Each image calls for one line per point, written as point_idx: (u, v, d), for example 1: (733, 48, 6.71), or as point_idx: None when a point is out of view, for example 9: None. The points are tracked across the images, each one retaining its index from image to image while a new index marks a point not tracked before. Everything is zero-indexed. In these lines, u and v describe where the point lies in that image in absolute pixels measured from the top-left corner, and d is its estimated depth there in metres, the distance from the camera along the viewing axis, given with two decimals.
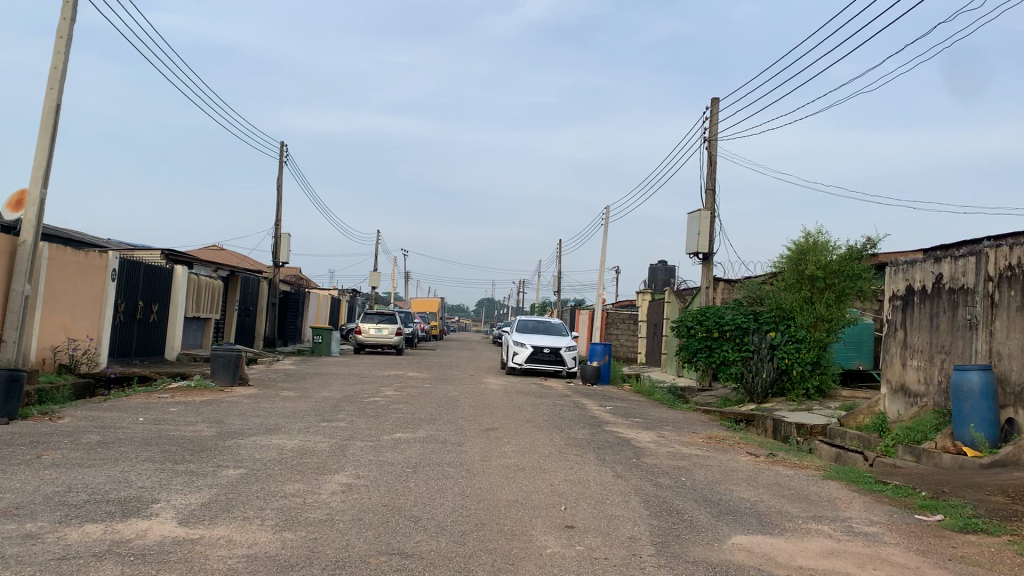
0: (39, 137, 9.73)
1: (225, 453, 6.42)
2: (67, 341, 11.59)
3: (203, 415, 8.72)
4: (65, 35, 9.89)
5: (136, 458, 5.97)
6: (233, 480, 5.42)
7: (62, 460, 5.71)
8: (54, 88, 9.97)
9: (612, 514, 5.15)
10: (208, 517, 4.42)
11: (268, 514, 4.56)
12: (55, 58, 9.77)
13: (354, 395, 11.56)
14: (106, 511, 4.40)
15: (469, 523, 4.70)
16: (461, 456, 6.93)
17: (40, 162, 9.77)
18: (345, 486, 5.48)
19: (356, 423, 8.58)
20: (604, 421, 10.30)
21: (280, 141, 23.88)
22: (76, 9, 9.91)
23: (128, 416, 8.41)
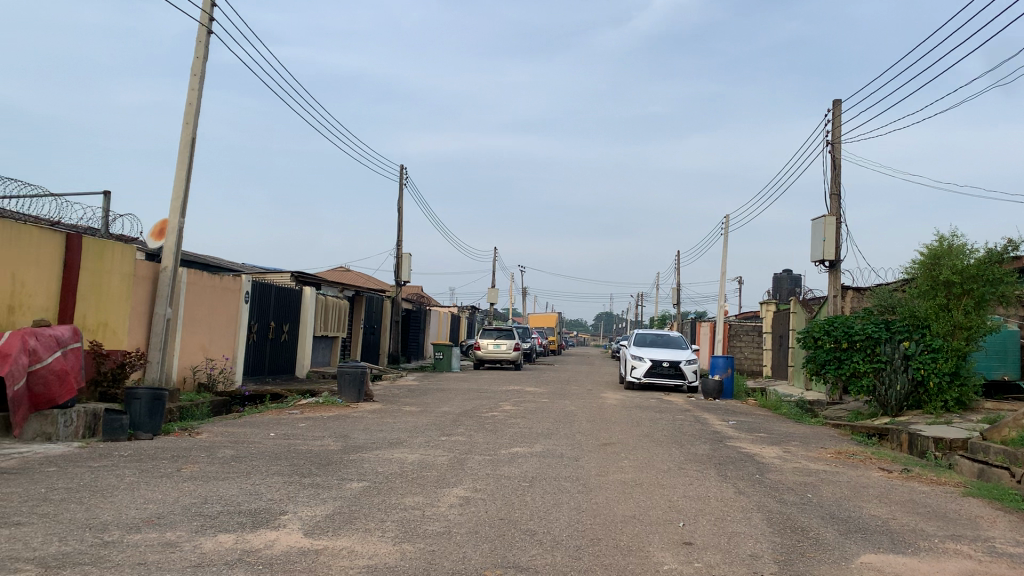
0: (177, 169, 10.38)
1: (350, 467, 6.63)
2: (205, 361, 12.28)
3: (329, 430, 9.05)
4: (198, 73, 10.54)
5: (267, 472, 6.25)
6: (356, 492, 5.60)
7: (200, 473, 6.05)
8: (189, 123, 10.62)
9: (733, 531, 5.01)
10: (332, 528, 4.58)
11: (388, 526, 4.68)
12: (190, 94, 10.41)
13: (472, 410, 11.74)
14: (237, 521, 4.63)
15: (585, 538, 4.68)
16: (578, 471, 6.91)
17: (178, 194, 10.41)
18: (462, 499, 5.55)
19: (474, 438, 8.69)
20: (727, 436, 10.03)
21: (400, 166, 24.66)
22: (208, 48, 10.54)
23: (260, 431, 8.82)
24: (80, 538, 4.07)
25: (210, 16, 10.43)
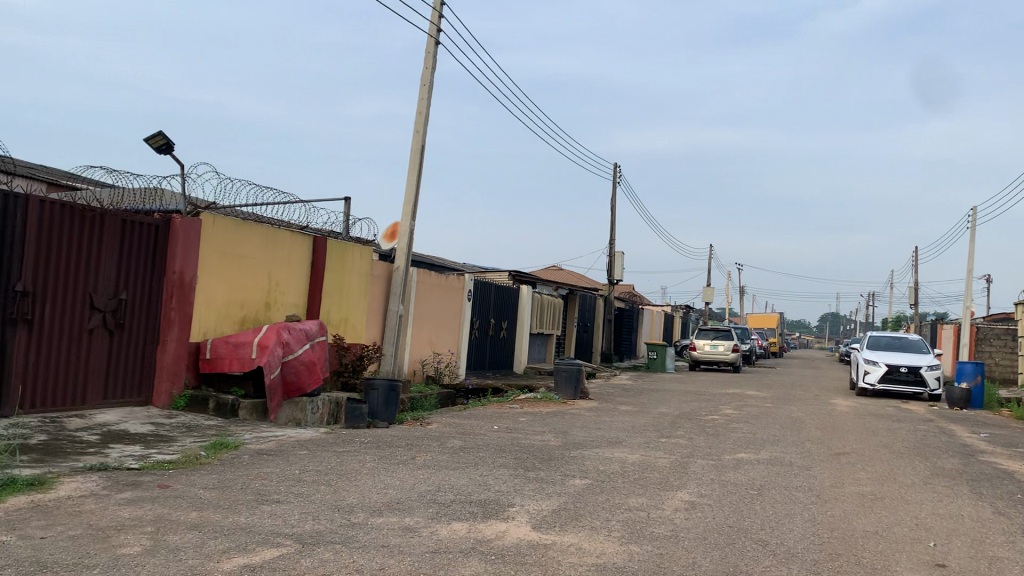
0: (408, 174, 10.98)
1: (572, 463, 6.70)
2: (432, 355, 12.94)
3: (550, 426, 9.20)
4: (427, 82, 11.09)
5: (494, 464, 6.44)
6: (580, 489, 5.64)
7: (432, 462, 6.35)
8: (419, 130, 11.20)
9: (994, 556, 4.52)
10: (559, 523, 4.63)
11: (614, 525, 4.67)
12: (420, 103, 10.97)
13: (691, 412, 11.49)
14: (469, 511, 4.80)
15: (823, 552, 4.41)
16: (809, 480, 6.55)
17: (409, 197, 11.01)
18: (688, 503, 5.43)
19: (695, 440, 8.49)
20: (978, 450, 9.12)
21: (616, 165, 24.66)
22: (436, 58, 11.06)
23: (485, 424, 9.13)
24: (330, 518, 4.39)
25: (437, 27, 10.92)
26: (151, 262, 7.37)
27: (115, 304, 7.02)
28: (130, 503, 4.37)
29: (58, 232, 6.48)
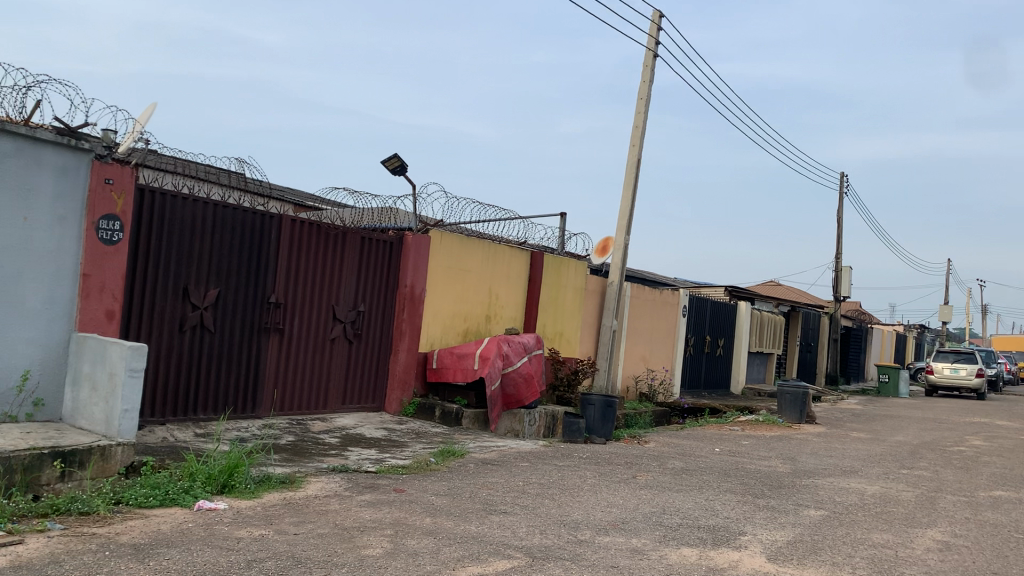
0: (624, 189, 10.91)
1: (804, 492, 6.29)
2: (646, 372, 12.79)
3: (774, 450, 8.74)
4: (645, 96, 10.97)
5: (719, 488, 6.19)
6: (816, 521, 5.27)
7: (654, 482, 6.20)
8: (636, 144, 11.10)
9: None
10: (797, 556, 4.34)
11: (859, 563, 4.30)
12: (637, 117, 10.88)
13: (933, 441, 10.50)
14: (698, 536, 4.61)
15: None
16: None
17: (625, 212, 10.93)
18: (942, 544, 4.92)
19: (942, 474, 7.73)
20: None
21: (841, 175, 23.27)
22: (653, 71, 10.92)
23: (705, 445, 8.84)
24: (557, 534, 4.37)
25: (656, 40, 10.80)
26: (385, 276, 7.79)
27: (354, 315, 7.47)
28: (371, 506, 4.59)
29: (307, 249, 6.98)
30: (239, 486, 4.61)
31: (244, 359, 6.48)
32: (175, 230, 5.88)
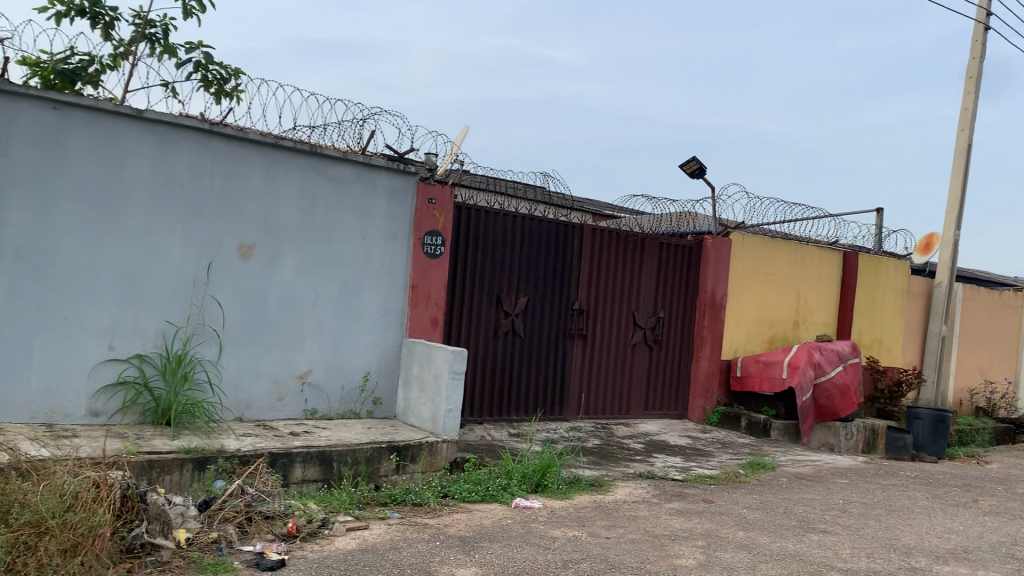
0: (952, 180, 9.83)
1: None
2: (983, 383, 11.41)
3: None
4: (975, 73, 9.81)
5: None
6: None
7: (1000, 508, 5.47)
8: (965, 129, 9.96)
9: None
10: None
11: None
12: (966, 99, 9.76)
13: None
14: None
15: None
16: None
17: (954, 206, 9.84)
18: None
19: None
20: None
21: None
22: (985, 45, 9.74)
23: None
24: (887, 558, 4.00)
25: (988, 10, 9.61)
26: (686, 281, 7.69)
27: (655, 321, 7.45)
28: (681, 514, 4.52)
29: (608, 256, 7.08)
30: (552, 487, 4.77)
31: (551, 364, 6.72)
32: (488, 242, 6.25)
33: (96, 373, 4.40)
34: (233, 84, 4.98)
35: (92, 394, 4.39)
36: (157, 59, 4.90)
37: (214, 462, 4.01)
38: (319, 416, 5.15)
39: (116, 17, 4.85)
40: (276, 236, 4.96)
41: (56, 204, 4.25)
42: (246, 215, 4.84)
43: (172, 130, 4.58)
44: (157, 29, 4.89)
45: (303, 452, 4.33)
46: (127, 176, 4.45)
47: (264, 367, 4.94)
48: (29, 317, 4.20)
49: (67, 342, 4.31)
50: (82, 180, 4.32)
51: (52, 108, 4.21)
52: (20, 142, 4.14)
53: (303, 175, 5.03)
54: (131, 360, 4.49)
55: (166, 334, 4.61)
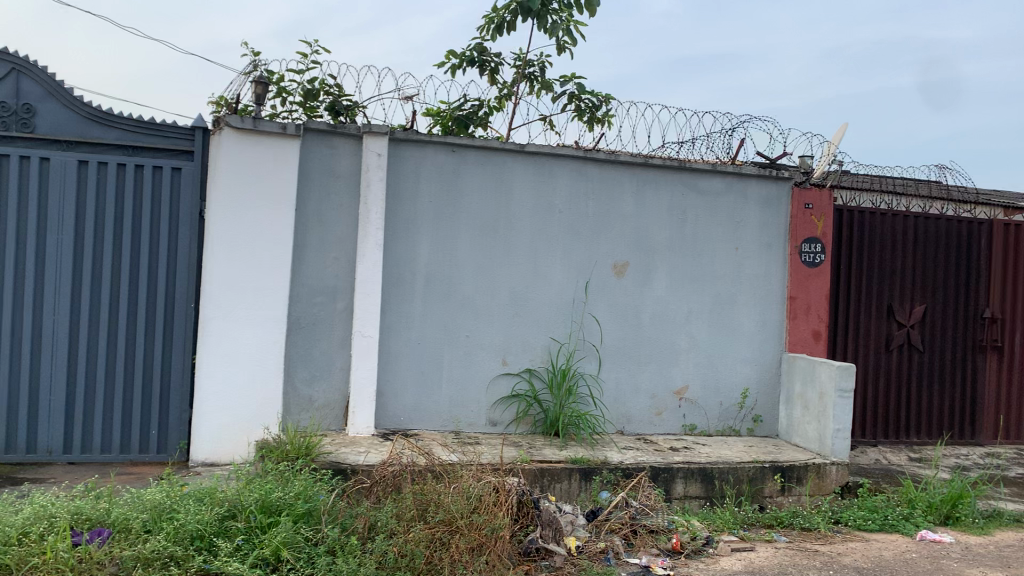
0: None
1: None
2: None
3: None
4: None
5: None
6: None
7: None
8: None
9: None
10: None
11: None
12: None
13: None
14: None
15: None
16: None
17: None
18: None
19: None
20: None
21: None
22: None
23: None
24: None
25: None
26: None
27: None
28: None
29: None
30: (966, 520, 4.21)
31: (957, 379, 5.97)
32: (874, 247, 5.75)
33: (493, 386, 4.82)
34: (604, 110, 5.18)
35: (491, 406, 4.81)
36: (536, 95, 5.26)
37: (599, 473, 4.17)
38: (698, 431, 5.10)
39: (500, 62, 5.22)
40: (649, 253, 5.04)
41: (456, 235, 4.76)
42: (620, 234, 4.99)
43: (550, 160, 4.88)
44: (535, 67, 5.25)
45: (684, 468, 4.32)
46: (513, 206, 4.84)
47: (643, 383, 5.02)
48: (438, 336, 4.73)
49: (469, 359, 4.78)
50: (477, 212, 4.79)
51: (450, 150, 4.73)
52: (426, 183, 4.71)
53: (672, 191, 5.07)
54: (522, 375, 4.84)
55: (552, 350, 4.90)
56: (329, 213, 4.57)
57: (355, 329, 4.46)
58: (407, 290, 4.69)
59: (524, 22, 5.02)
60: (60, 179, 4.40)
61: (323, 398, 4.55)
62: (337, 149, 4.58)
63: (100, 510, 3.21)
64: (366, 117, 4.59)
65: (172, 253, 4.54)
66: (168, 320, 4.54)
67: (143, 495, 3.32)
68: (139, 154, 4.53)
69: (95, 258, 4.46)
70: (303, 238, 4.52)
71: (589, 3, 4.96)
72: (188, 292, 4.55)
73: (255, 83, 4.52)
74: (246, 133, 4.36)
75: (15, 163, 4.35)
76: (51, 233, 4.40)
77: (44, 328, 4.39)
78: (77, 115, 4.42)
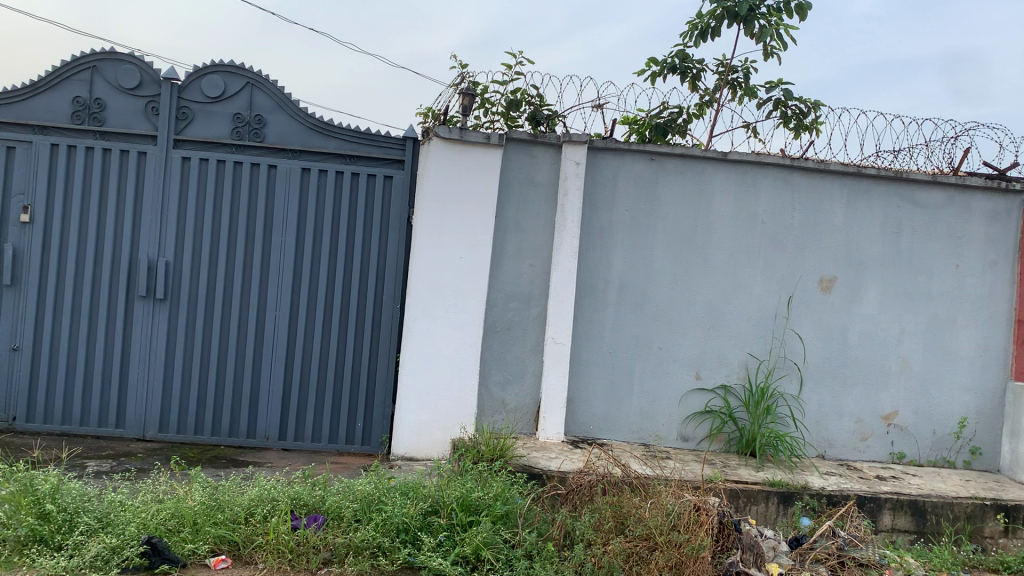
0: None
1: None
2: None
3: None
4: None
5: None
6: None
7: None
8: None
9: None
10: None
11: None
12: None
13: None
14: None
15: None
16: None
17: None
18: None
19: None
20: None
21: None
22: None
23: None
24: None
25: None
26: None
27: None
28: None
29: None
30: None
31: None
32: None
33: (686, 401, 4.72)
34: (812, 117, 4.94)
35: (682, 421, 4.71)
36: (739, 101, 5.10)
37: (800, 498, 3.99)
38: (908, 461, 4.77)
39: (702, 68, 5.11)
40: (858, 268, 4.76)
41: (652, 245, 4.70)
42: (826, 248, 4.75)
43: (754, 169, 4.72)
44: (739, 73, 5.09)
45: (892, 499, 4.04)
46: (712, 216, 4.72)
47: (847, 406, 4.75)
48: (630, 346, 4.69)
49: (661, 371, 4.70)
50: (674, 223, 4.71)
51: (650, 159, 4.68)
52: (623, 192, 4.69)
53: (886, 204, 4.76)
54: (717, 391, 4.71)
55: (749, 366, 4.74)
56: (527, 221, 4.63)
57: (550, 335, 4.50)
58: (601, 298, 4.68)
59: (730, 27, 4.87)
60: (285, 185, 4.74)
61: (516, 401, 4.60)
62: (537, 157, 4.64)
63: (316, 497, 3.41)
64: (566, 125, 4.62)
65: (381, 256, 4.78)
66: (376, 319, 4.78)
67: (355, 484, 3.49)
68: (353, 162, 4.79)
69: (314, 259, 4.77)
70: (502, 245, 4.61)
71: (800, 6, 4.75)
72: (395, 294, 4.76)
73: (461, 94, 4.65)
74: (452, 143, 4.51)
75: (247, 170, 4.73)
76: (276, 235, 4.75)
77: (266, 323, 4.74)
78: (301, 125, 4.74)
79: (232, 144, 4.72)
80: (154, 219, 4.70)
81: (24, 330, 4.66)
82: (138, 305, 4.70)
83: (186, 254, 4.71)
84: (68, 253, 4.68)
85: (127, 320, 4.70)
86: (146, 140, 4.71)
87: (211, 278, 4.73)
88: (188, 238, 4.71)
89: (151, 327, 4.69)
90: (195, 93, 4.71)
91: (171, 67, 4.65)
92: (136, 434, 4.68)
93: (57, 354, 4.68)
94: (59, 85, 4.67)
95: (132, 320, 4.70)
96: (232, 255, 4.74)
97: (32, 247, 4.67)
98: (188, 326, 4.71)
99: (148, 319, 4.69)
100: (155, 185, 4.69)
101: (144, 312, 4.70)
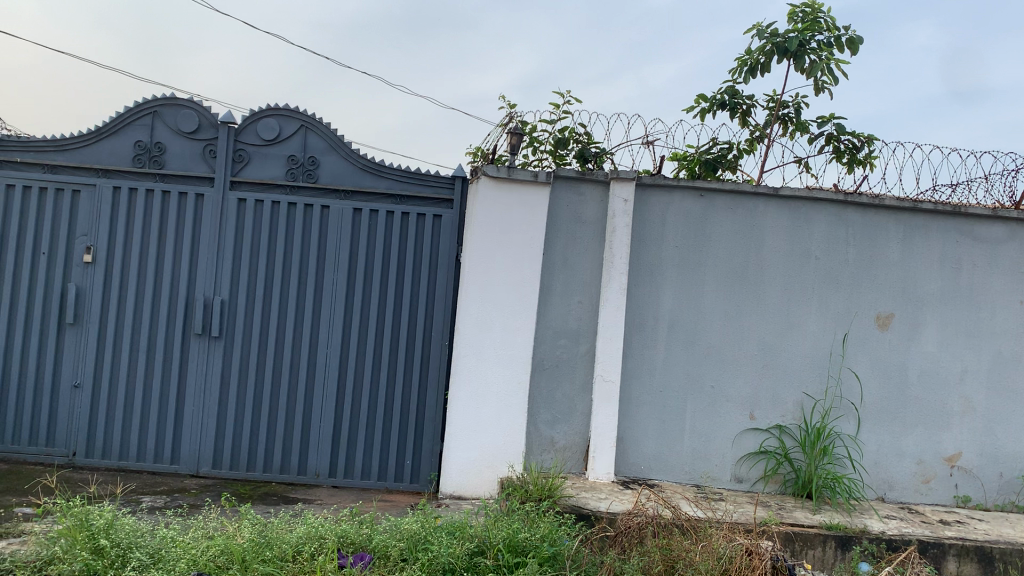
0: None
1: None
2: None
3: None
4: None
5: None
6: None
7: None
8: None
9: None
10: None
11: None
12: None
13: None
14: None
15: None
16: None
17: None
18: None
19: None
20: None
21: None
22: None
23: None
24: None
25: None
26: None
27: None
28: None
29: None
30: None
31: None
32: None
33: (739, 441, 4.62)
34: (866, 151, 4.86)
35: (735, 461, 4.62)
36: (790, 136, 5.04)
37: (859, 542, 3.86)
38: (974, 505, 4.58)
39: (751, 104, 5.08)
40: (916, 305, 4.64)
41: (702, 283, 4.65)
42: (883, 284, 4.64)
43: (806, 206, 4.66)
44: (789, 108, 5.05)
45: (957, 545, 3.89)
46: (764, 253, 4.66)
47: (908, 446, 4.60)
48: (681, 385, 4.62)
49: (713, 410, 4.62)
50: (725, 259, 4.65)
51: (699, 196, 4.66)
52: (672, 228, 4.66)
53: (944, 239, 4.65)
54: (771, 431, 4.61)
55: (804, 406, 4.62)
56: (576, 258, 4.62)
57: (599, 373, 4.46)
58: (651, 336, 4.63)
59: (779, 62, 4.84)
60: (336, 225, 4.83)
61: (565, 440, 4.56)
62: (585, 195, 4.65)
63: (363, 535, 3.41)
64: (615, 163, 4.63)
65: (430, 294, 4.83)
66: (424, 357, 4.80)
67: (401, 523, 3.47)
68: (404, 202, 4.86)
69: (364, 298, 4.83)
70: (551, 282, 4.60)
71: (851, 41, 4.70)
72: (443, 332, 4.79)
73: (509, 133, 4.69)
74: (501, 181, 4.55)
75: (300, 210, 4.82)
76: (328, 274, 4.82)
77: (317, 362, 4.80)
78: (352, 166, 4.83)
79: (286, 185, 4.83)
80: (210, 259, 4.81)
81: (85, 368, 4.78)
82: (194, 344, 4.80)
83: (240, 293, 4.81)
84: (128, 292, 4.81)
85: (183, 358, 4.80)
86: (204, 182, 4.85)
87: (265, 316, 4.82)
88: (242, 277, 4.81)
89: (206, 365, 4.78)
90: (251, 136, 4.84)
91: (228, 111, 4.79)
92: (190, 471, 4.75)
93: (115, 391, 4.79)
94: (122, 130, 4.84)
95: (187, 358, 4.79)
96: (285, 294, 4.82)
97: (94, 287, 4.81)
98: (241, 363, 4.79)
99: (203, 357, 4.79)
100: (212, 226, 4.81)
101: (200, 351, 4.79)
